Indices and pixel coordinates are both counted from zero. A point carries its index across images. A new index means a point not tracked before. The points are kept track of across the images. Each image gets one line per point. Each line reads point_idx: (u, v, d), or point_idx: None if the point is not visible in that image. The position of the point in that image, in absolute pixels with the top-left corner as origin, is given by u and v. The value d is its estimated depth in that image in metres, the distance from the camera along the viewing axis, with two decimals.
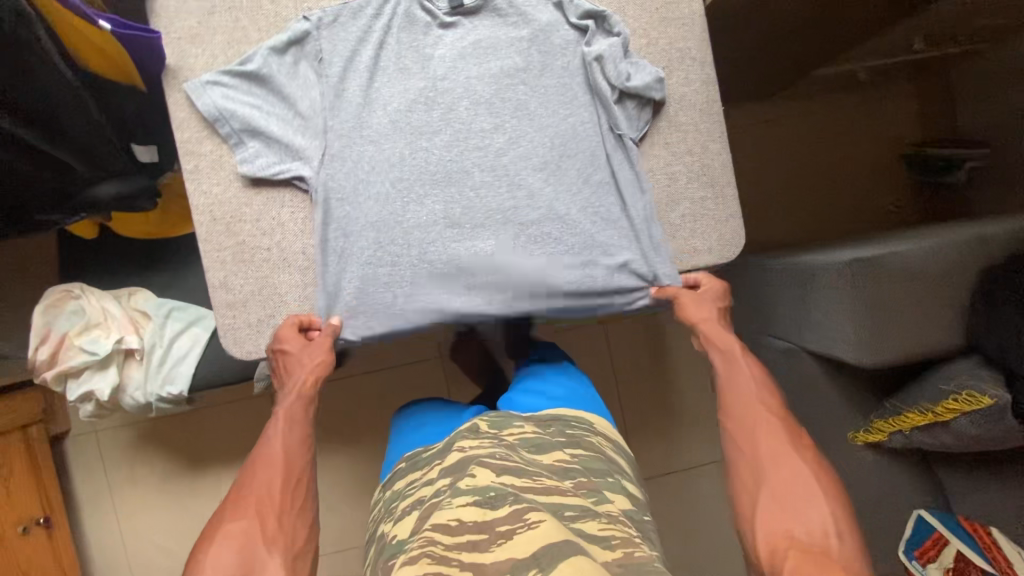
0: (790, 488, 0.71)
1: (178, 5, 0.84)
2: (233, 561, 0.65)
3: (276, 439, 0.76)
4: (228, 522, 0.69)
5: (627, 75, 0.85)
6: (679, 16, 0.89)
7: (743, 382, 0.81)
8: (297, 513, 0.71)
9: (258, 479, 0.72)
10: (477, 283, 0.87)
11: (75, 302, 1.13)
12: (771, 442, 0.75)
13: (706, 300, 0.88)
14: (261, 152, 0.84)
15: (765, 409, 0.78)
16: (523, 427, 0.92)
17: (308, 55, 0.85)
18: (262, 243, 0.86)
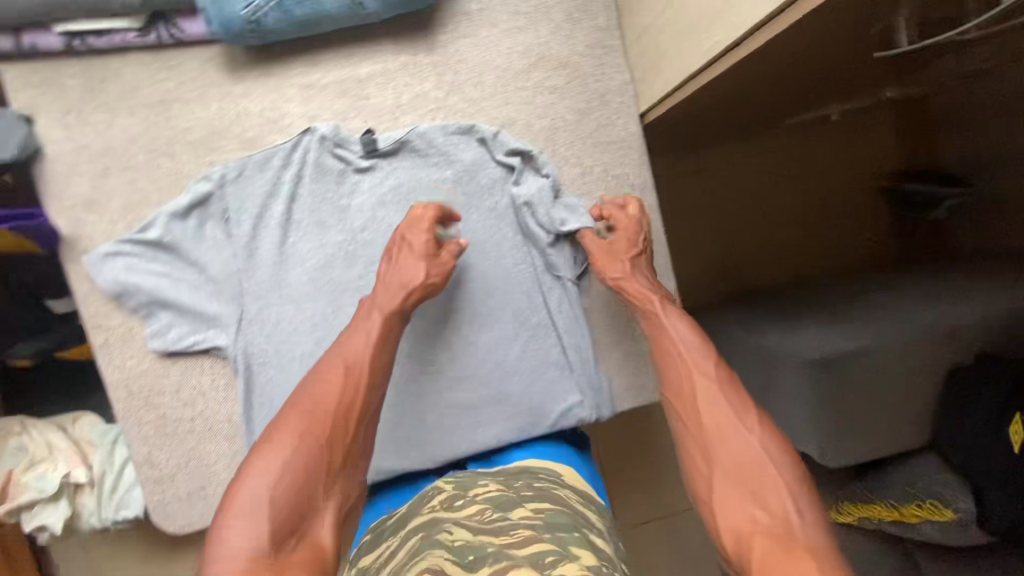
0: (743, 465, 0.62)
1: (68, 171, 0.77)
2: (290, 499, 0.56)
3: (362, 342, 0.69)
4: (275, 440, 0.60)
5: (561, 220, 0.81)
6: (616, 139, 0.82)
7: (674, 350, 0.74)
8: (350, 474, 0.63)
9: (322, 398, 0.64)
10: (414, 440, 0.83)
11: (16, 439, 1.06)
12: (712, 411, 0.67)
13: (621, 251, 0.80)
14: (176, 323, 0.79)
15: (701, 372, 0.71)
16: (487, 484, 0.72)
17: (214, 216, 0.79)
18: (184, 414, 0.81)
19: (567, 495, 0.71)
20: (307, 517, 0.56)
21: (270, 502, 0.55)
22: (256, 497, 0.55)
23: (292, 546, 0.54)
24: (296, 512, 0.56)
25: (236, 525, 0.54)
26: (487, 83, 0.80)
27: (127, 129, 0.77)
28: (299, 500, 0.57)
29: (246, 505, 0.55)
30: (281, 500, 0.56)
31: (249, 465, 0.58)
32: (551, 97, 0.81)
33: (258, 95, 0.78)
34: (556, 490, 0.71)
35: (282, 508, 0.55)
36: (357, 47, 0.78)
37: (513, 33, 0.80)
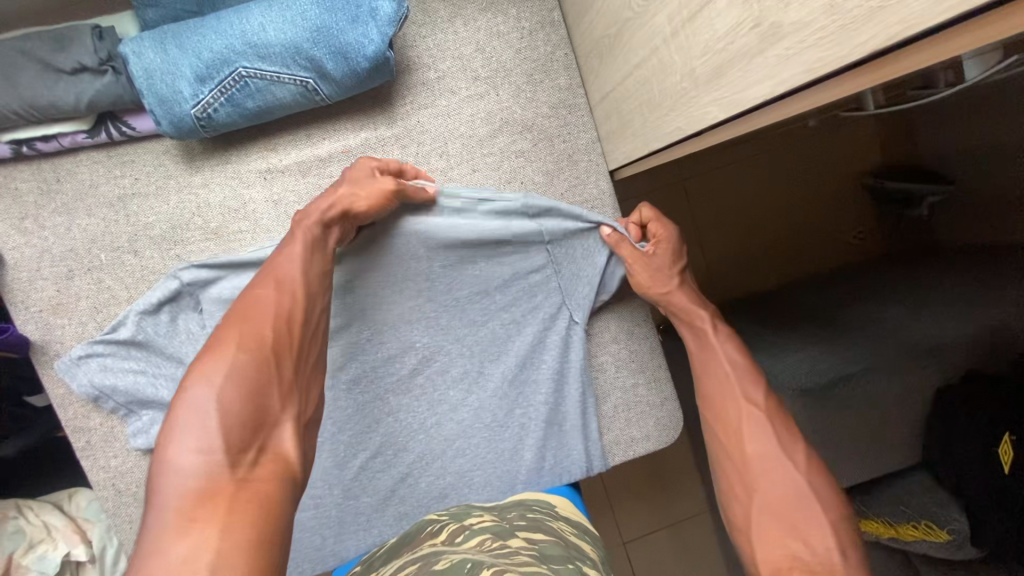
0: (782, 498, 0.62)
1: (32, 277, 0.76)
2: (243, 403, 0.56)
3: (291, 255, 0.67)
4: (209, 361, 0.58)
5: (560, 271, 0.81)
6: (588, 197, 0.81)
7: (722, 376, 0.72)
8: (302, 384, 0.63)
9: (265, 314, 0.62)
10: (410, 509, 0.83)
11: (13, 521, 1.00)
12: (757, 444, 0.66)
13: (661, 264, 0.79)
14: (157, 418, 0.78)
15: (748, 401, 0.70)
16: (482, 516, 0.72)
17: (185, 309, 0.78)
18: None
19: (558, 525, 0.71)
20: (263, 424, 0.57)
21: (225, 410, 0.55)
22: (204, 411, 0.54)
23: (253, 454, 0.55)
24: (254, 417, 0.56)
25: (182, 442, 0.52)
26: (451, 152, 0.79)
27: (87, 229, 0.76)
28: (250, 407, 0.56)
29: (194, 419, 0.54)
30: (234, 407, 0.55)
31: (192, 377, 0.57)
32: (518, 161, 0.80)
33: (218, 183, 0.76)
34: (549, 522, 0.72)
35: (235, 416, 0.55)
36: (314, 127, 0.77)
37: (473, 101, 0.79)
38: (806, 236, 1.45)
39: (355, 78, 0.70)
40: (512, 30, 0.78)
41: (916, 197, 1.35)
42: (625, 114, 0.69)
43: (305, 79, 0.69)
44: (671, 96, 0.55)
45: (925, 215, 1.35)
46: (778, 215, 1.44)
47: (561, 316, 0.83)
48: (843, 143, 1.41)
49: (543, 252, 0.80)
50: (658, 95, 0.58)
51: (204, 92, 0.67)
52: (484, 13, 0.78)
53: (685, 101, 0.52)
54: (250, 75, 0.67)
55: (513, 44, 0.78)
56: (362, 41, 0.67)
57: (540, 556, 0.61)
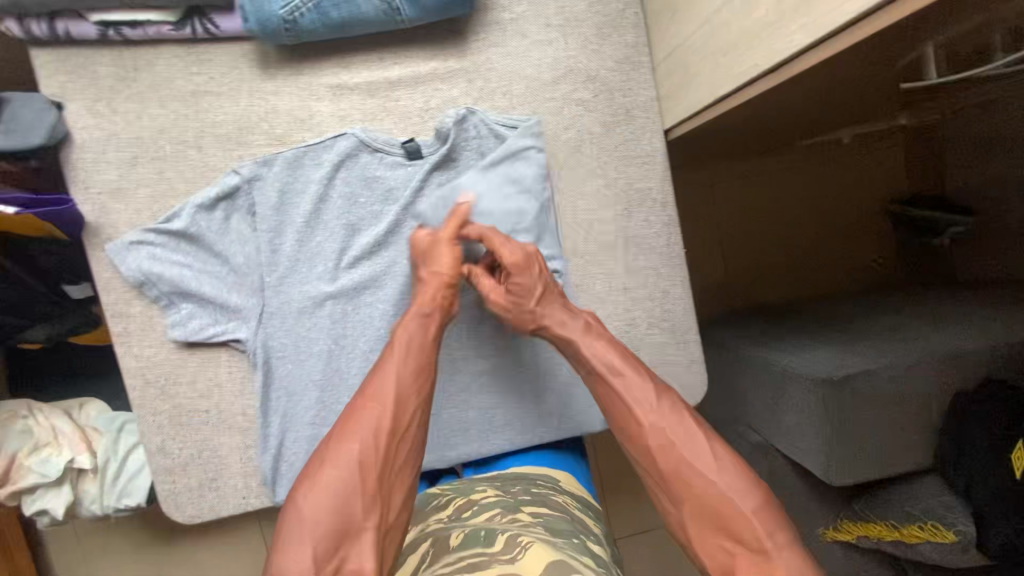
0: (701, 510, 0.65)
1: (96, 158, 0.77)
2: (332, 514, 0.62)
3: (393, 364, 0.73)
4: (321, 474, 0.64)
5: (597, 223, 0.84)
6: (640, 153, 0.84)
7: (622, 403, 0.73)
8: (393, 484, 0.67)
9: (363, 428, 0.68)
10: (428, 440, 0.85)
11: (23, 421, 1.10)
12: (670, 465, 0.68)
13: (521, 285, 0.78)
14: (197, 314, 0.80)
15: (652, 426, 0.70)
16: (486, 489, 0.76)
17: (240, 209, 0.80)
18: (199, 405, 0.82)
19: (564, 500, 0.74)
20: (348, 537, 0.61)
21: (313, 523, 0.61)
22: (311, 523, 0.61)
23: (338, 560, 0.60)
24: (340, 527, 0.61)
25: (294, 550, 0.60)
26: (516, 91, 0.82)
27: (157, 119, 0.78)
28: (338, 521, 0.61)
29: (299, 533, 0.61)
30: (323, 518, 0.61)
31: (298, 493, 0.64)
32: (578, 109, 0.83)
33: (288, 93, 0.79)
34: (553, 496, 0.75)
35: (324, 530, 0.61)
36: (387, 51, 0.79)
37: (542, 46, 0.81)
38: (829, 252, 1.48)
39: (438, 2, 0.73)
40: None
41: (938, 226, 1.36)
42: (693, 65, 0.72)
43: None
44: (751, 34, 0.57)
45: (947, 244, 1.36)
46: (802, 226, 1.48)
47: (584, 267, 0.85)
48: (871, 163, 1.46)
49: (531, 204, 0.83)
50: (735, 37, 0.60)
51: None
52: None
53: (766, 36, 0.55)
54: None
55: None
56: None
57: (545, 530, 0.64)
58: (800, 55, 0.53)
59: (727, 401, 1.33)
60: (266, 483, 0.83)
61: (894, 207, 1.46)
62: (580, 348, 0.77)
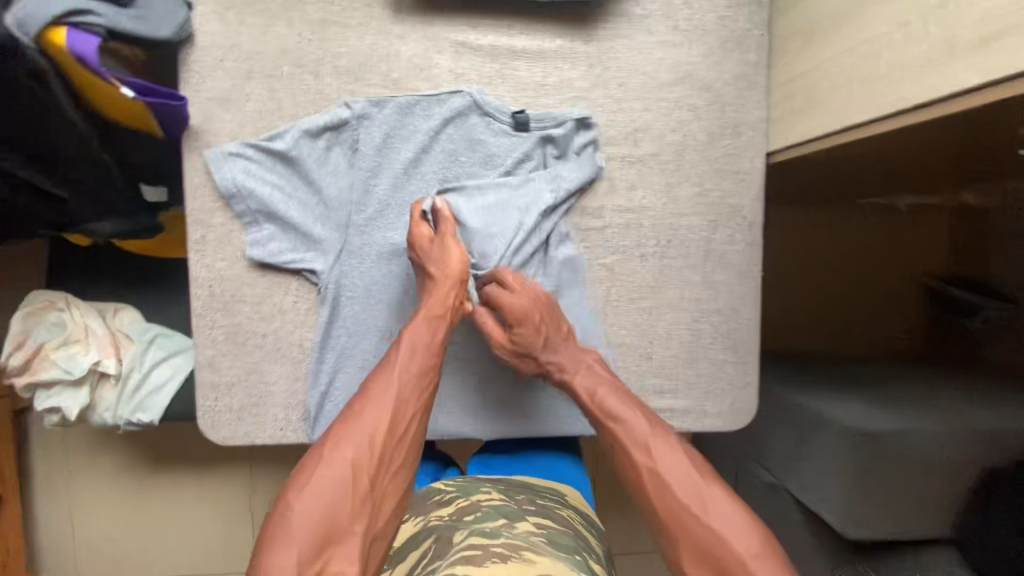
0: (703, 550, 0.57)
1: (213, 64, 0.78)
2: (319, 516, 0.55)
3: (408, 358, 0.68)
4: (322, 468, 0.58)
5: (683, 228, 0.84)
6: (739, 169, 0.84)
7: (623, 435, 0.66)
8: (392, 491, 0.60)
9: (361, 426, 0.62)
10: (465, 404, 0.86)
11: (58, 314, 1.09)
12: (667, 498, 0.60)
13: (521, 333, 0.78)
14: (278, 237, 0.79)
15: (650, 453, 0.63)
16: (490, 495, 0.78)
17: (342, 143, 0.80)
18: (258, 328, 0.81)
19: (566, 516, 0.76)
20: (333, 542, 0.55)
21: (301, 521, 0.55)
22: (301, 521, 0.55)
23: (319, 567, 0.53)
24: (324, 533, 0.55)
25: (277, 551, 0.53)
26: (632, 85, 0.82)
27: (280, 39, 0.78)
28: (324, 519, 0.55)
29: (285, 530, 0.54)
30: (311, 519, 0.55)
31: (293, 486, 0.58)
32: (687, 114, 0.83)
33: (414, 40, 0.79)
34: (556, 511, 0.77)
35: (311, 528, 0.55)
36: (517, 20, 0.80)
37: (667, 46, 0.82)
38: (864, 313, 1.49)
39: None
40: None
41: (976, 309, 1.32)
42: (821, 92, 0.73)
43: None
44: (905, 67, 0.59)
45: (980, 327, 1.30)
46: (843, 285, 1.49)
47: (660, 264, 0.84)
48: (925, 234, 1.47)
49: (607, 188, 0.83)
50: (884, 69, 0.62)
51: None
52: None
53: (924, 72, 0.57)
54: None
55: (718, 9, 0.82)
56: None
57: (547, 540, 0.65)
58: (958, 95, 0.54)
59: (745, 437, 1.33)
60: (307, 418, 0.82)
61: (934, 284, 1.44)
62: (574, 385, 0.75)
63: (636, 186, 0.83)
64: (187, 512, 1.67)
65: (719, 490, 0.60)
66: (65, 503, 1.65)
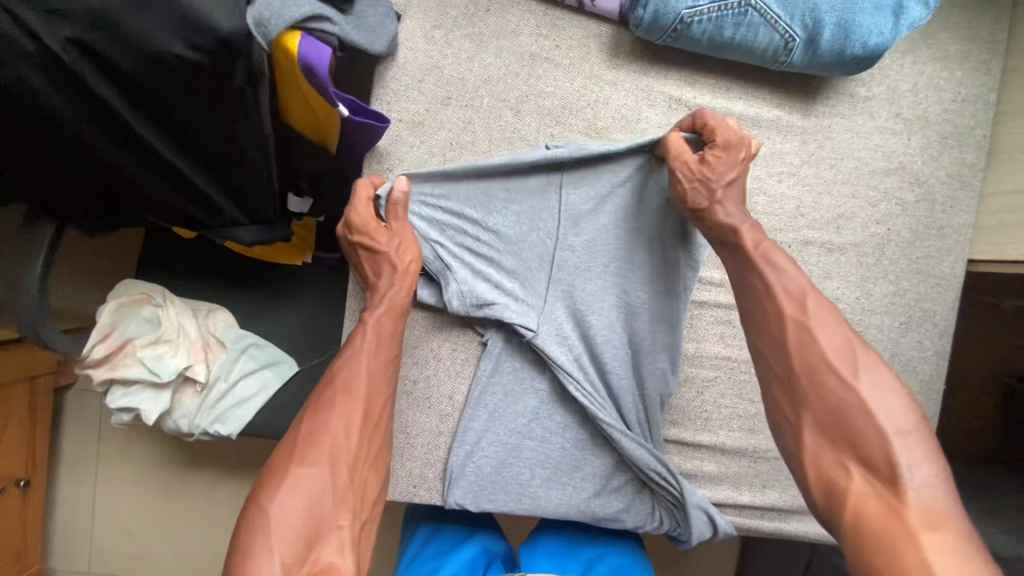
0: (844, 416, 0.52)
1: (411, 83, 0.71)
2: (301, 516, 0.55)
3: (365, 358, 0.66)
4: (297, 467, 0.57)
5: (871, 327, 0.78)
6: (939, 273, 0.79)
7: (766, 289, 0.59)
8: (369, 477, 0.62)
9: (335, 422, 0.61)
10: (610, 486, 0.76)
11: (153, 309, 1.00)
12: (822, 353, 0.54)
13: (726, 157, 0.64)
14: (455, 280, 0.72)
15: (801, 309, 0.57)
16: None
17: (531, 182, 0.72)
18: (410, 373, 0.74)
19: None
20: (318, 535, 0.55)
21: (282, 522, 0.54)
22: (278, 518, 0.54)
23: (308, 561, 0.53)
24: (311, 527, 0.55)
25: (261, 559, 0.51)
26: (845, 168, 0.76)
27: (486, 67, 0.72)
28: (308, 518, 0.55)
29: (262, 531, 0.53)
30: (293, 521, 0.54)
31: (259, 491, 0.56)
32: (895, 207, 0.77)
33: (626, 88, 0.73)
34: None
35: (294, 527, 0.54)
36: (737, 83, 0.75)
37: (885, 133, 0.77)
38: None
39: (835, 57, 0.69)
40: (949, 89, 0.77)
41: None
42: None
43: (793, 36, 0.68)
44: None
45: None
46: None
47: None
48: None
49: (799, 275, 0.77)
50: None
51: (703, 2, 0.66)
52: (935, 62, 0.77)
53: None
54: (755, 7, 0.67)
55: (944, 102, 0.77)
56: (870, 30, 0.67)
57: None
58: None
59: None
60: (448, 481, 0.74)
61: None
62: (742, 232, 0.62)
63: (830, 277, 0.77)
64: (215, 520, 1.56)
65: (877, 366, 0.53)
66: (87, 490, 1.55)
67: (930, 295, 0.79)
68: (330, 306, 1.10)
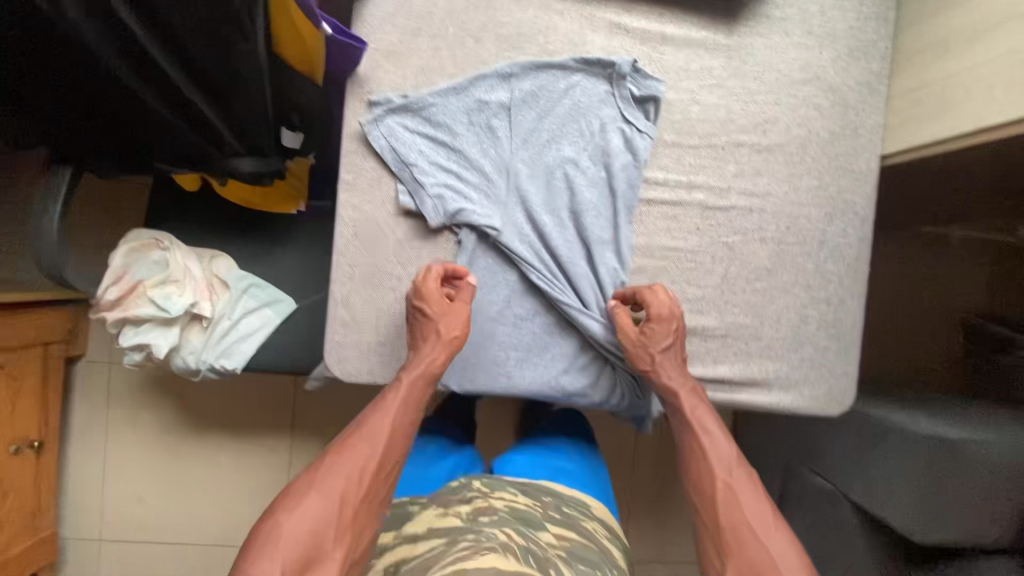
0: (756, 561, 0.68)
1: (385, 17, 0.82)
2: (304, 540, 0.63)
3: (393, 415, 0.75)
4: (311, 494, 0.67)
5: (799, 217, 0.89)
6: (857, 169, 0.90)
7: (707, 460, 0.77)
8: (371, 515, 0.70)
9: (348, 463, 0.70)
10: (574, 364, 0.87)
11: (160, 253, 1.10)
12: (750, 510, 0.71)
13: (667, 323, 0.81)
14: (431, 186, 0.82)
15: (727, 483, 0.75)
16: (516, 498, 0.86)
17: (491, 99, 0.83)
18: (395, 271, 0.84)
19: (591, 528, 0.85)
20: (314, 560, 0.63)
21: (289, 540, 0.63)
22: (286, 537, 0.63)
23: None
24: (309, 552, 0.63)
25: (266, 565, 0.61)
26: (766, 80, 0.88)
27: (450, 2, 0.83)
28: (310, 541, 0.64)
29: (270, 544, 0.63)
30: (297, 541, 0.63)
31: (280, 506, 0.66)
32: (813, 112, 0.89)
33: (572, 17, 0.85)
34: (582, 523, 0.86)
35: (294, 550, 0.63)
36: (667, 10, 0.86)
37: (800, 48, 0.88)
38: (906, 345, 1.51)
39: None
40: (852, 9, 0.89)
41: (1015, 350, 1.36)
42: (955, 97, 0.78)
43: None
44: None
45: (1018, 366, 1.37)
46: (890, 312, 1.51)
47: (775, 248, 0.89)
48: (968, 272, 1.52)
49: (733, 174, 0.88)
50: None
51: None
52: None
53: None
54: None
55: (849, 21, 0.89)
56: None
57: (566, 556, 0.75)
58: None
59: (795, 444, 1.35)
60: None
61: (974, 322, 1.49)
62: (677, 396, 0.81)
63: (761, 174, 0.88)
64: (220, 480, 1.63)
65: (780, 530, 0.70)
66: (97, 458, 1.61)
67: (850, 187, 0.90)
68: (324, 249, 1.20)
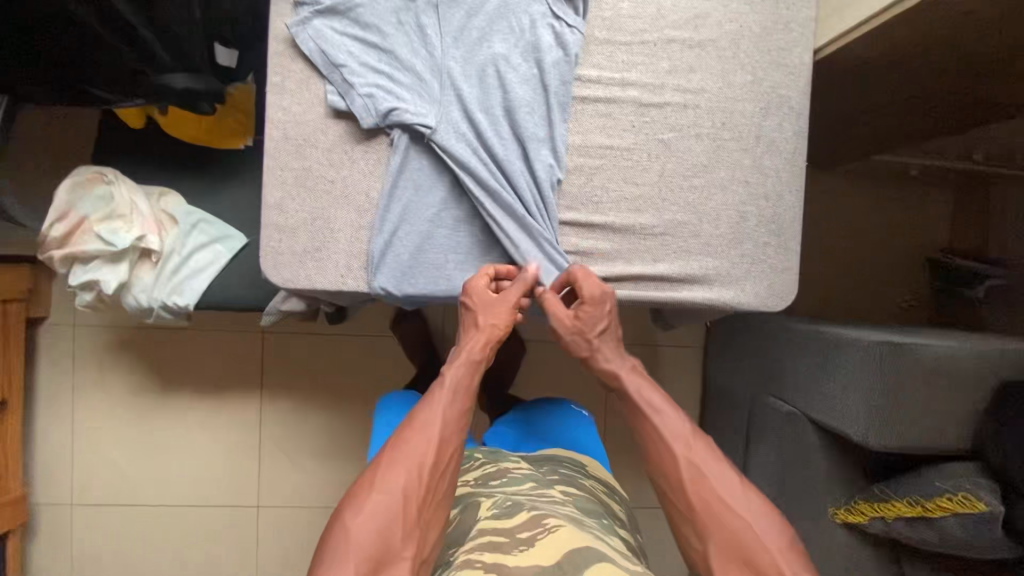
0: (732, 535, 0.66)
1: None
2: (373, 541, 0.63)
3: (441, 407, 0.74)
4: (373, 497, 0.66)
5: (732, 113, 0.89)
6: (790, 63, 0.90)
7: (660, 443, 0.73)
8: (435, 514, 0.68)
9: (407, 459, 0.69)
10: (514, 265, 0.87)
11: (105, 187, 1.08)
12: (720, 480, 0.70)
13: (599, 309, 0.82)
14: (360, 86, 0.82)
15: (688, 459, 0.71)
16: (516, 465, 0.87)
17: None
18: (328, 174, 0.84)
19: (591, 483, 0.86)
20: (384, 562, 0.62)
21: (357, 543, 0.62)
22: (353, 540, 0.63)
23: None
24: (379, 554, 0.62)
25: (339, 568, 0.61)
26: None
27: None
28: (379, 543, 0.63)
29: (344, 550, 0.62)
30: (365, 543, 0.62)
31: (344, 510, 0.66)
32: (743, 7, 0.89)
33: None
34: (581, 479, 0.86)
35: (364, 552, 0.62)
36: None
37: None
38: (869, 278, 1.49)
39: None
40: None
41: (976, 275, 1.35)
42: None
43: None
44: None
45: (980, 294, 1.34)
46: (855, 245, 1.49)
47: (712, 144, 0.89)
48: (932, 204, 1.48)
49: (666, 70, 0.88)
50: None
51: None
52: None
53: None
54: None
55: None
56: None
57: (579, 504, 0.77)
58: None
59: (756, 375, 1.28)
60: (371, 267, 0.84)
61: (937, 255, 1.46)
62: (620, 379, 0.81)
63: (694, 70, 0.88)
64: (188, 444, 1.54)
65: (754, 498, 0.68)
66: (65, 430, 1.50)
67: (783, 82, 0.90)
68: None
